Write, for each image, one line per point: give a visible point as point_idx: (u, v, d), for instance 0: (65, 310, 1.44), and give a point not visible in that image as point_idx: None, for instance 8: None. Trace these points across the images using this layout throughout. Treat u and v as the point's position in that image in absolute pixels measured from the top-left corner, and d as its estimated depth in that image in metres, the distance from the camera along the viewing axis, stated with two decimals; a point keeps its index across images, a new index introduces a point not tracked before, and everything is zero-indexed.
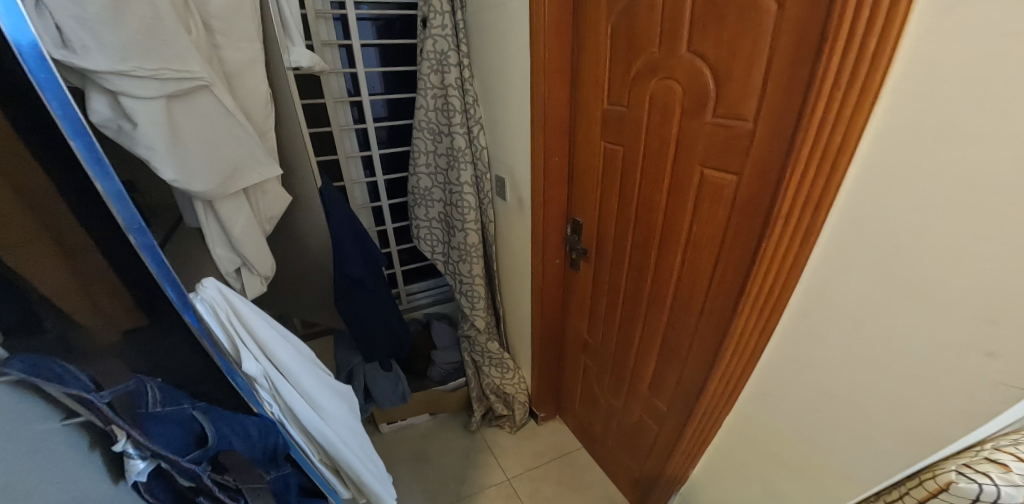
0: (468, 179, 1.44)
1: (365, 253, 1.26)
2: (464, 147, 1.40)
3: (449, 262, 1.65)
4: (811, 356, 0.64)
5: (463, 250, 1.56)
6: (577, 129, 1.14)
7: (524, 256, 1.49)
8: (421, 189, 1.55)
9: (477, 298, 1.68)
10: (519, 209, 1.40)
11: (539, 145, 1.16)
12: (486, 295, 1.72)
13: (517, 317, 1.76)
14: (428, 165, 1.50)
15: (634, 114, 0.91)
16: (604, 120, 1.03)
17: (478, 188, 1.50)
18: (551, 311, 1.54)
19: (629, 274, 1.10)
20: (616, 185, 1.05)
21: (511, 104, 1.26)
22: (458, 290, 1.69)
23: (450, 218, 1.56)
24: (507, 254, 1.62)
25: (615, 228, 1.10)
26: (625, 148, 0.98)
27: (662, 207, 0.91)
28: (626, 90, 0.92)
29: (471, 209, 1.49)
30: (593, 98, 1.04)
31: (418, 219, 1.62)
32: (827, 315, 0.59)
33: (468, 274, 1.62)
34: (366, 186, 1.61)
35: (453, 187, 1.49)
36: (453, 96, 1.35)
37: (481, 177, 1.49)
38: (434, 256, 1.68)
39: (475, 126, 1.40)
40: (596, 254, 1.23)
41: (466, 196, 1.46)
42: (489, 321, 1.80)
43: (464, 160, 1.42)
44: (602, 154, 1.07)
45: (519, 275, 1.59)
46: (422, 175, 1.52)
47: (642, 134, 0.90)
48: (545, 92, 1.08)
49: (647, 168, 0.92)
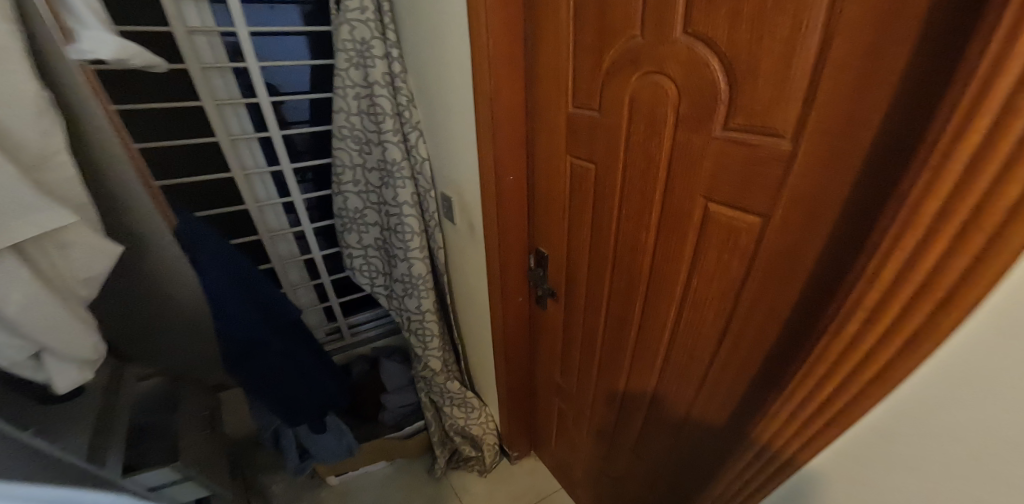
0: (408, 198, 1.23)
1: (266, 302, 1.03)
2: (403, 158, 1.20)
3: (393, 296, 1.49)
4: (899, 482, 0.43)
5: (410, 284, 1.38)
6: (535, 139, 0.90)
7: (482, 288, 1.26)
8: (348, 209, 1.36)
9: (429, 337, 1.48)
10: (472, 237, 1.18)
11: (489, 161, 0.92)
12: (440, 328, 1.50)
13: (478, 351, 1.53)
14: (355, 184, 1.31)
15: (610, 123, 0.68)
16: (570, 127, 0.79)
17: (421, 209, 1.29)
18: (517, 351, 1.30)
19: (608, 319, 0.88)
20: (589, 212, 0.81)
21: (454, 108, 1.00)
22: (407, 327, 1.50)
23: (390, 243, 1.37)
24: (461, 283, 1.40)
25: (588, 264, 0.87)
26: (598, 167, 0.74)
27: (650, 246, 0.68)
28: (598, 90, 0.69)
29: (412, 233, 1.29)
30: (556, 100, 0.80)
31: (346, 245, 1.44)
32: (939, 443, 0.38)
33: (417, 311, 1.43)
34: (282, 208, 1.39)
35: (388, 207, 1.30)
36: (382, 97, 1.12)
37: (423, 194, 1.27)
38: (375, 291, 1.52)
39: (409, 135, 1.19)
40: (566, 292, 1.01)
41: (408, 220, 1.26)
42: (445, 356, 1.57)
43: (402, 174, 1.20)
44: (570, 172, 0.83)
45: (475, 307, 1.38)
46: (351, 194, 1.33)
47: (620, 149, 0.68)
48: (494, 93, 0.83)
49: (627, 194, 0.69)
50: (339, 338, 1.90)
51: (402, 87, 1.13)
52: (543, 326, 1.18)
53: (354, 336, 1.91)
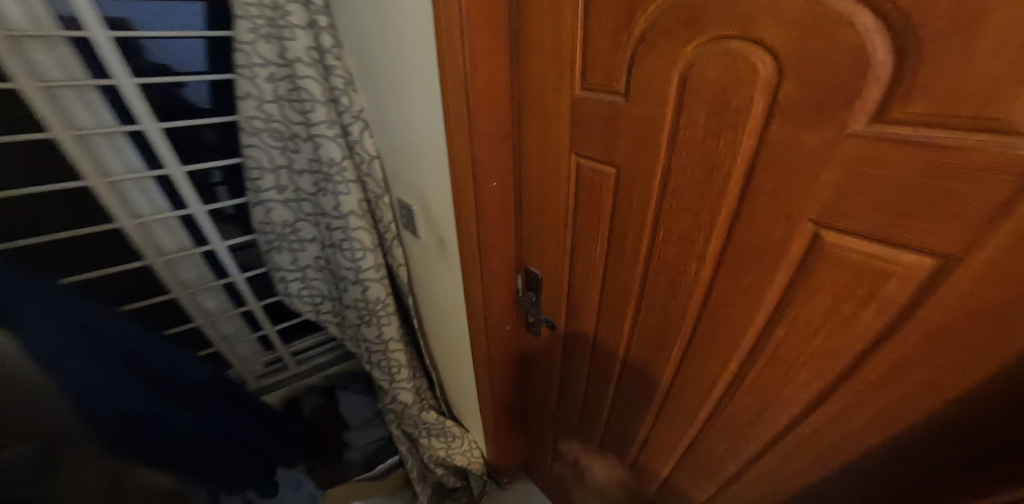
0: (356, 207, 1.01)
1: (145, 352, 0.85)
2: (345, 158, 0.96)
3: (343, 323, 1.28)
4: None
5: (367, 309, 1.17)
6: (525, 133, 0.70)
7: (458, 312, 1.04)
8: (272, 223, 1.09)
9: (397, 368, 1.28)
10: (442, 253, 0.96)
11: (464, 164, 0.71)
12: (407, 356, 1.28)
13: (455, 377, 1.33)
14: (279, 191, 1.06)
15: (647, 111, 0.49)
16: (579, 117, 0.59)
17: (372, 220, 1.06)
18: (505, 381, 1.11)
19: (630, 357, 0.71)
20: (609, 226, 0.63)
21: (413, 92, 0.77)
22: (368, 357, 1.30)
23: (336, 262, 1.13)
24: (429, 305, 1.18)
25: (605, 291, 0.69)
26: (624, 171, 0.56)
27: (704, 278, 0.50)
28: (629, 65, 0.49)
29: (362, 250, 1.06)
30: (558, 80, 0.60)
31: (275, 267, 1.17)
32: None
33: (378, 340, 1.23)
34: (180, 223, 1.18)
35: (327, 219, 1.05)
36: (306, 79, 0.87)
37: (374, 202, 1.03)
38: (322, 318, 1.28)
39: (350, 127, 0.93)
40: (567, 321, 0.83)
41: (358, 234, 1.04)
42: (416, 384, 1.36)
43: (343, 178, 0.97)
44: (582, 176, 0.64)
45: (446, 331, 1.18)
46: (274, 204, 1.07)
47: (658, 147, 0.49)
48: (469, 72, 0.61)
49: (672, 210, 0.50)
50: (283, 369, 1.65)
51: (335, 64, 0.86)
52: (538, 355, 1.00)
53: (302, 364, 1.67)
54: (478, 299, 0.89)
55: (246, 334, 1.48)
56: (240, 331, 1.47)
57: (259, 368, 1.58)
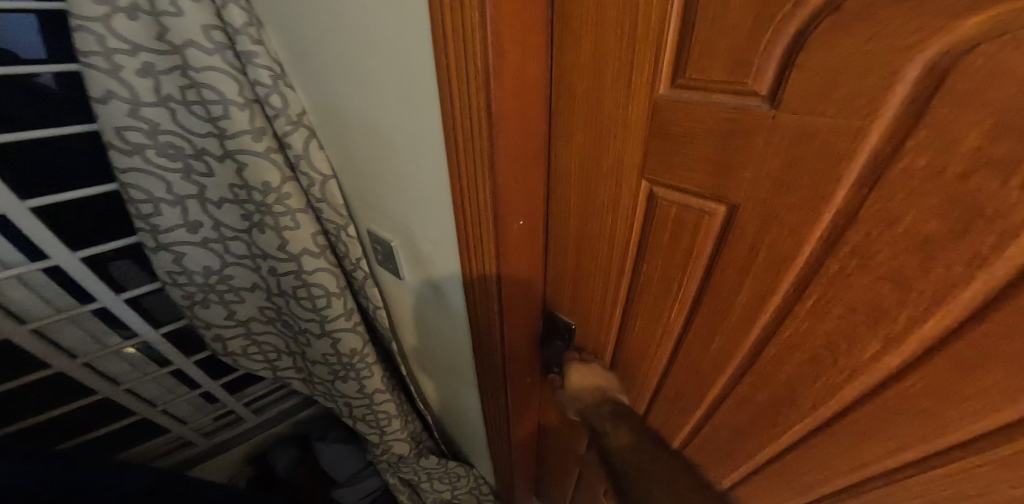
0: (311, 243, 0.74)
1: None
2: (288, 178, 0.68)
3: (310, 378, 1.03)
4: None
5: (342, 363, 0.93)
6: (563, 150, 0.50)
7: (467, 362, 0.84)
8: (186, 271, 0.77)
9: (387, 420, 1.08)
10: (440, 297, 0.74)
11: (481, 203, 0.49)
12: (397, 403, 1.08)
13: (456, 418, 1.14)
14: (190, 229, 0.73)
15: (819, 130, 0.30)
16: (667, 130, 0.39)
17: (335, 257, 0.79)
18: (523, 428, 0.95)
19: (716, 415, 0.60)
20: (703, 278, 0.46)
21: (390, 93, 0.52)
22: (349, 411, 1.07)
23: (291, 313, 0.86)
24: (421, 346, 0.96)
25: (685, 347, 0.55)
26: (742, 213, 0.38)
27: (888, 358, 0.37)
28: (784, 57, 0.30)
29: (326, 297, 0.80)
30: (628, 76, 0.40)
31: (205, 324, 0.87)
32: None
33: (359, 394, 1.01)
34: (47, 277, 0.84)
35: (271, 259, 0.77)
36: (210, 71, 0.57)
37: (335, 237, 0.76)
38: (281, 375, 1.03)
39: (287, 138, 0.65)
40: (616, 373, 0.68)
41: (319, 277, 0.77)
42: (411, 429, 1.18)
43: (282, 209, 0.69)
44: (661, 213, 0.45)
45: (442, 372, 0.98)
46: (188, 247, 0.75)
47: (831, 184, 0.31)
48: (493, 69, 0.39)
49: (848, 275, 0.34)
50: (237, 422, 1.37)
51: (253, 50, 0.58)
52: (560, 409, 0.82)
53: (260, 414, 1.40)
54: (500, 356, 0.70)
55: (181, 393, 1.18)
56: (167, 393, 1.16)
57: (209, 423, 1.30)
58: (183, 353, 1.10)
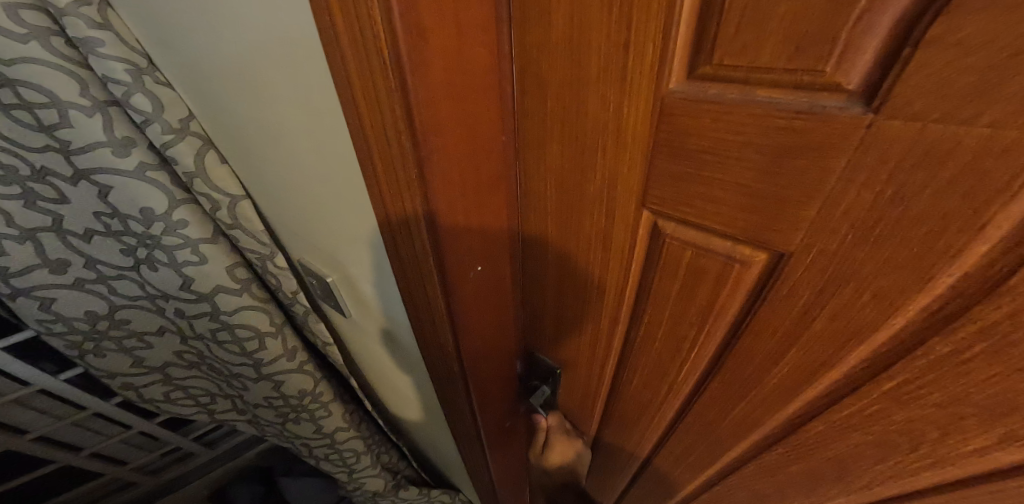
0: (226, 279, 0.60)
1: None
2: (181, 201, 0.53)
3: (256, 420, 0.89)
4: None
5: (291, 405, 0.80)
6: (533, 168, 0.36)
7: (433, 400, 0.73)
8: (62, 320, 0.61)
9: (354, 458, 0.96)
10: (393, 338, 0.62)
11: (420, 247, 0.36)
12: (365, 438, 0.96)
13: (432, 447, 1.04)
14: (55, 269, 0.56)
15: (958, 152, 0.18)
16: (680, 144, 0.26)
17: (265, 291, 0.65)
18: (508, 476, 0.82)
19: (730, 478, 0.49)
20: (726, 339, 0.34)
21: (280, 96, 0.38)
22: (307, 452, 0.94)
23: (216, 357, 0.72)
24: (382, 381, 0.84)
25: (696, 409, 0.43)
26: (795, 267, 0.26)
27: (992, 457, 0.26)
28: (902, 26, 0.17)
29: (255, 338, 0.67)
30: (622, 64, 0.26)
31: (107, 374, 0.72)
32: None
33: (316, 435, 0.88)
34: None
35: (176, 300, 0.62)
36: (29, 63, 0.41)
37: (260, 269, 0.61)
38: (222, 419, 0.89)
39: (168, 151, 0.49)
40: (608, 423, 0.56)
41: (245, 315, 0.64)
42: (384, 461, 1.06)
43: (178, 242, 0.54)
44: (669, 258, 0.32)
45: (410, 407, 0.86)
46: (57, 291, 0.58)
47: (966, 232, 0.20)
48: (412, 62, 0.25)
49: (966, 362, 0.23)
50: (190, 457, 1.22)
51: (94, 37, 0.42)
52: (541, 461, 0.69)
53: (215, 447, 1.26)
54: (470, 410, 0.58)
55: (112, 433, 1.03)
56: (93, 437, 1.00)
57: (154, 460, 1.16)
58: (98, 396, 0.94)
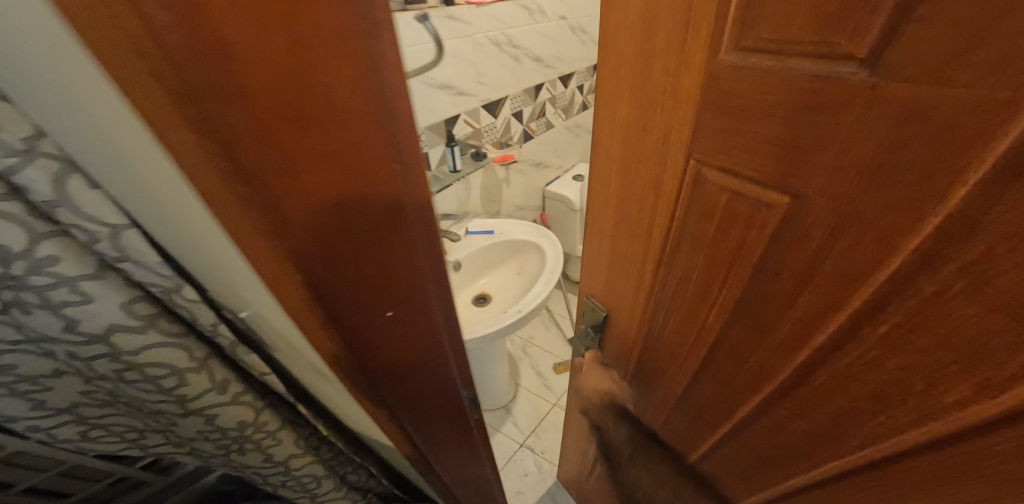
0: (124, 315, 0.37)
1: None
2: (46, 234, 0.32)
3: (199, 455, 0.64)
4: None
5: (239, 443, 0.58)
6: (605, 125, 0.44)
7: (366, 421, 0.65)
8: None
9: (322, 489, 0.80)
10: (323, 375, 0.51)
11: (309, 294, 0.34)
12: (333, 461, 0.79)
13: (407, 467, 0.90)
14: None
15: (943, 107, 0.23)
16: (725, 102, 0.33)
17: (183, 324, 0.42)
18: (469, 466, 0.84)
19: (740, 437, 0.53)
20: (749, 286, 0.40)
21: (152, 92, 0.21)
22: (260, 481, 0.73)
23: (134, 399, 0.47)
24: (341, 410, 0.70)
25: (719, 358, 0.49)
26: (811, 209, 0.32)
27: (969, 412, 0.30)
28: (899, 9, 0.23)
29: (173, 377, 0.44)
30: (684, 37, 0.33)
31: None
32: None
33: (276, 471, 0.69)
34: None
35: (60, 346, 0.38)
36: None
37: (172, 305, 0.40)
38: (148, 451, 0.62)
39: (16, 179, 0.29)
40: (640, 368, 0.63)
41: (156, 355, 0.41)
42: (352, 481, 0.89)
43: (43, 281, 0.33)
44: (708, 202, 0.38)
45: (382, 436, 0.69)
46: None
47: (948, 176, 0.25)
48: (205, 72, 0.21)
49: (948, 302, 0.28)
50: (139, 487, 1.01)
51: None
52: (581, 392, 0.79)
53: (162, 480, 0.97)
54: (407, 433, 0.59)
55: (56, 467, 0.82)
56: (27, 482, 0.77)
57: None
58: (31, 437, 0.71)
